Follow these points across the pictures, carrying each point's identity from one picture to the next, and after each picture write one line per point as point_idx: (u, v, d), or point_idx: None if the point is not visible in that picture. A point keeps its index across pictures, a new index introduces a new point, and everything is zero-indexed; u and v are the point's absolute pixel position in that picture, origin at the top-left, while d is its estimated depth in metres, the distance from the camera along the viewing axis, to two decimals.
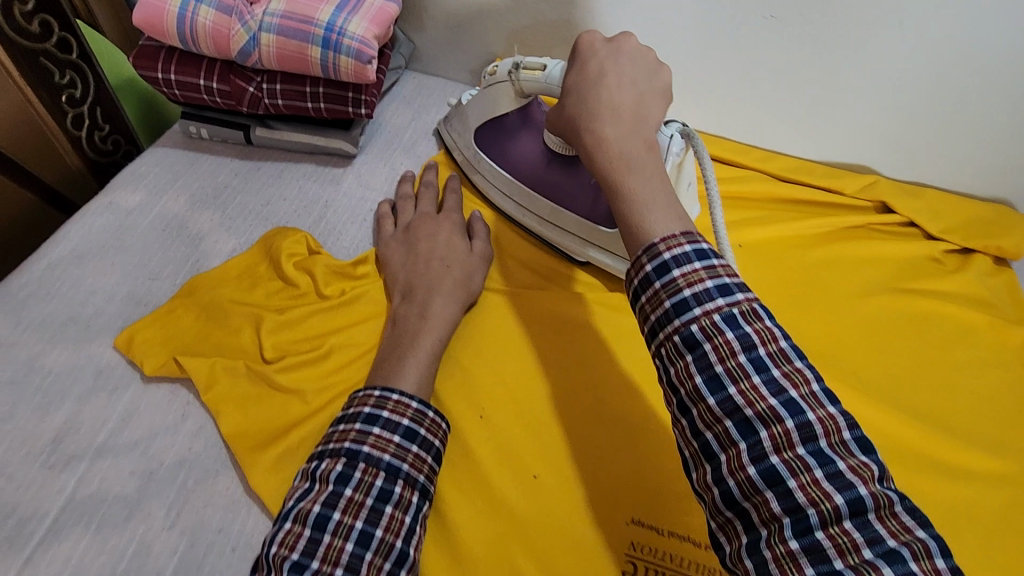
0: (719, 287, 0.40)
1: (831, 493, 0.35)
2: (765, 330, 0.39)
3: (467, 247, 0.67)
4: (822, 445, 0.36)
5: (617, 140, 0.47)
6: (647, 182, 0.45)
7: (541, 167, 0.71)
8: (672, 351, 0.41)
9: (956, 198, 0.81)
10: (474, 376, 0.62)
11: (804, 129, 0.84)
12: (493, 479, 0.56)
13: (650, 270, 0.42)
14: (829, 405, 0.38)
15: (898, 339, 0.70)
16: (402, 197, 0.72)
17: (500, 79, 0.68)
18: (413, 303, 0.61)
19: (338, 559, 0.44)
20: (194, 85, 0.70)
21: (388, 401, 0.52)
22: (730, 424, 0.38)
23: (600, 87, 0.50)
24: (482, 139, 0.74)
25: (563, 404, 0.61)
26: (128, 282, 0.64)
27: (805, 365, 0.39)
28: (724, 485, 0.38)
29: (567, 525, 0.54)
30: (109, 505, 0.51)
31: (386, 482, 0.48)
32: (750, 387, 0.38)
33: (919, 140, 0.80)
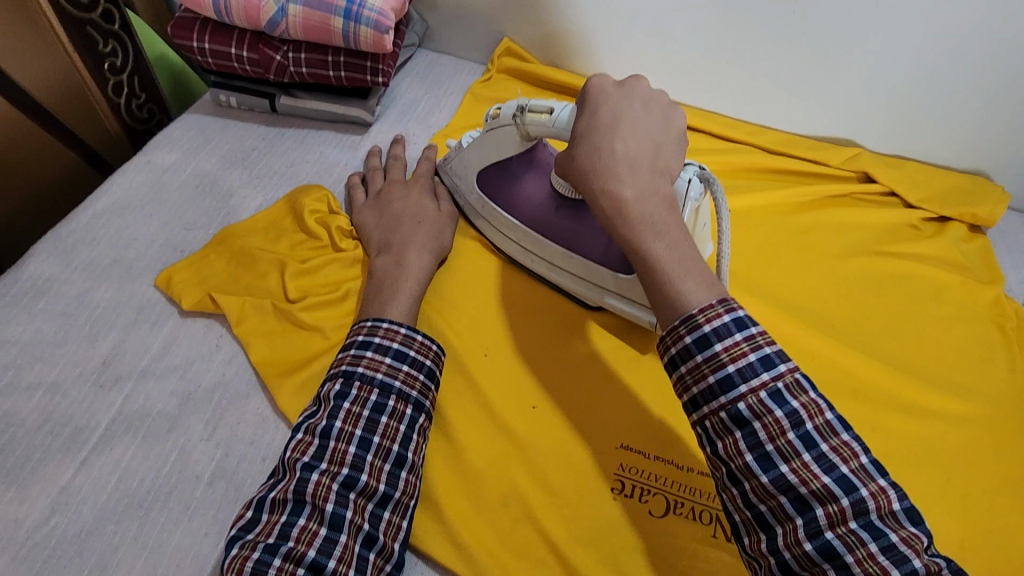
0: (761, 359, 0.46)
1: (887, 565, 0.41)
2: (810, 404, 0.45)
3: (436, 207, 0.72)
4: (873, 518, 0.43)
5: (637, 200, 0.50)
6: (669, 244, 0.49)
7: (551, 212, 0.68)
8: (720, 427, 0.47)
9: (935, 170, 0.86)
10: (479, 320, 0.67)
11: (792, 104, 0.89)
12: (496, 407, 0.61)
13: (690, 342, 0.47)
14: (877, 476, 0.44)
15: (877, 296, 0.75)
16: (372, 169, 0.77)
17: (505, 123, 0.65)
18: (389, 256, 0.66)
19: (343, 460, 0.50)
20: (225, 54, 0.76)
21: (379, 329, 0.57)
22: (785, 500, 0.44)
23: (619, 129, 0.53)
24: (486, 181, 0.71)
25: (562, 347, 0.66)
26: (165, 230, 0.70)
27: (851, 437, 0.45)
28: (781, 555, 0.44)
29: (563, 451, 0.59)
30: (154, 419, 0.57)
31: (380, 397, 0.53)
32: (801, 465, 0.44)
33: (900, 115, 0.85)
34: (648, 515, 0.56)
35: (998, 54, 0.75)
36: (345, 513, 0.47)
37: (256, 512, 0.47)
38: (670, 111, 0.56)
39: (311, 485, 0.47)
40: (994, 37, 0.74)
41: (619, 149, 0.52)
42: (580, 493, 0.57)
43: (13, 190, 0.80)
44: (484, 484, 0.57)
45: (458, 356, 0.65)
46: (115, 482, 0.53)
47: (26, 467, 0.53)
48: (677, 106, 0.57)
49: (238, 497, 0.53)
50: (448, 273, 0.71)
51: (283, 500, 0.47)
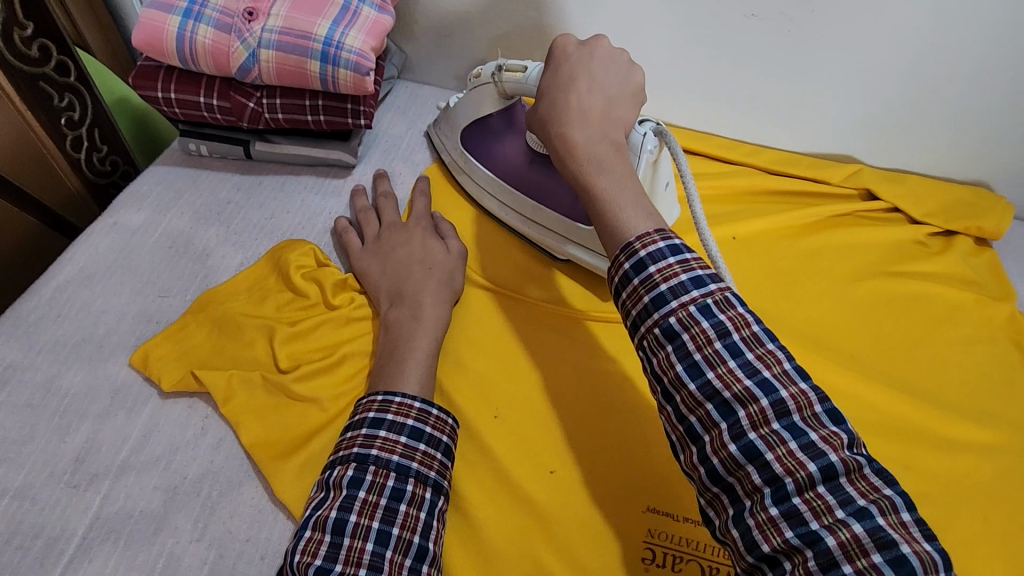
0: (693, 279, 0.43)
1: (804, 461, 0.39)
2: (738, 317, 0.43)
3: (444, 247, 0.68)
4: (795, 419, 0.40)
5: (584, 142, 0.52)
6: (618, 180, 0.50)
7: (524, 166, 0.73)
8: (654, 343, 0.44)
9: (935, 183, 0.84)
10: (485, 376, 0.63)
11: (787, 123, 0.87)
12: (512, 476, 0.57)
13: (629, 270, 0.45)
14: (799, 381, 0.41)
15: (896, 321, 0.73)
16: (364, 210, 0.73)
17: (484, 82, 0.71)
18: (403, 307, 0.62)
19: (360, 560, 0.45)
20: (194, 103, 0.71)
21: (391, 404, 0.53)
22: (711, 407, 0.41)
23: (574, 83, 0.55)
24: (468, 138, 0.77)
25: (576, 402, 0.62)
26: (138, 300, 0.64)
27: (777, 347, 0.42)
28: (709, 464, 0.42)
29: (589, 521, 0.55)
30: (137, 521, 0.51)
31: (398, 482, 0.49)
32: (726, 371, 0.41)
33: (897, 129, 0.83)
34: None
35: (994, 67, 0.74)
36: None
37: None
38: (627, 72, 0.57)
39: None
40: (991, 51, 0.72)
41: (572, 103, 0.54)
42: (609, 566, 0.53)
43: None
44: (507, 565, 0.52)
45: (466, 420, 0.60)
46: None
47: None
48: (636, 68, 0.58)
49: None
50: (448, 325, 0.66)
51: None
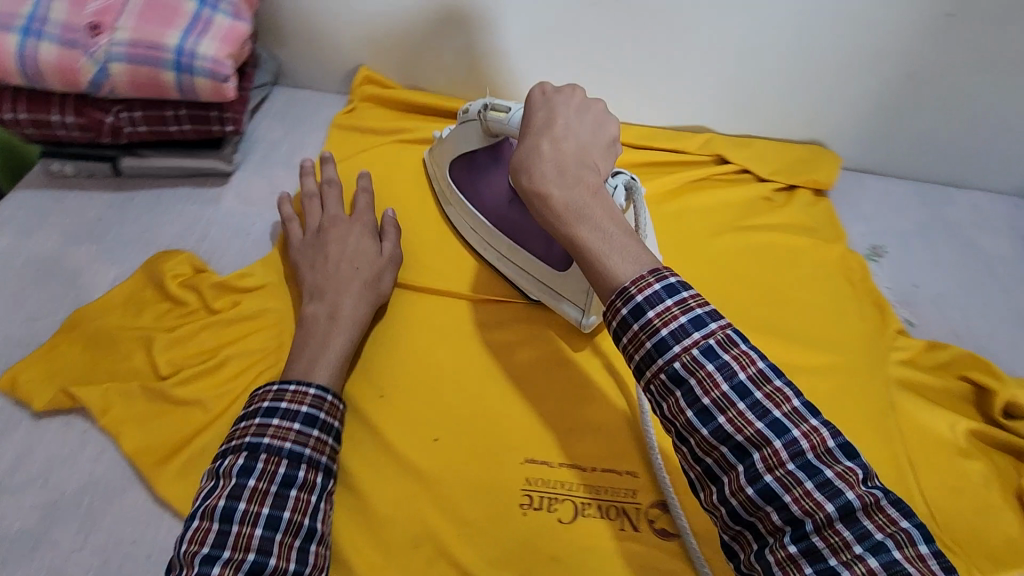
0: (693, 320, 0.45)
1: (822, 502, 0.41)
2: (742, 355, 0.45)
3: (377, 248, 0.70)
4: (809, 457, 0.42)
5: (564, 193, 0.52)
6: (601, 230, 0.50)
7: (505, 206, 0.72)
8: (662, 388, 0.46)
9: (777, 144, 0.94)
10: (371, 360, 0.66)
11: (644, 101, 0.93)
12: (397, 447, 0.60)
13: (626, 313, 0.46)
14: (810, 418, 0.43)
15: (749, 270, 0.81)
16: (308, 198, 0.73)
17: (471, 119, 0.71)
18: (322, 303, 0.64)
19: (249, 545, 0.47)
20: (46, 121, 0.70)
21: (286, 392, 0.55)
22: (725, 450, 0.44)
23: (551, 128, 0.56)
24: (455, 171, 0.77)
25: (458, 375, 0.66)
26: (3, 326, 0.63)
27: (784, 383, 0.44)
28: (729, 504, 0.44)
29: (470, 478, 0.59)
30: (13, 541, 0.51)
31: (290, 469, 0.51)
32: (736, 414, 0.43)
33: (739, 100, 0.91)
34: (558, 523, 0.57)
35: (805, 37, 0.83)
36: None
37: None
38: (603, 122, 0.59)
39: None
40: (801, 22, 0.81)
41: (548, 147, 0.55)
42: (489, 515, 0.57)
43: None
44: (392, 529, 0.56)
45: (353, 403, 0.63)
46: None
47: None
48: (611, 118, 0.59)
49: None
50: None
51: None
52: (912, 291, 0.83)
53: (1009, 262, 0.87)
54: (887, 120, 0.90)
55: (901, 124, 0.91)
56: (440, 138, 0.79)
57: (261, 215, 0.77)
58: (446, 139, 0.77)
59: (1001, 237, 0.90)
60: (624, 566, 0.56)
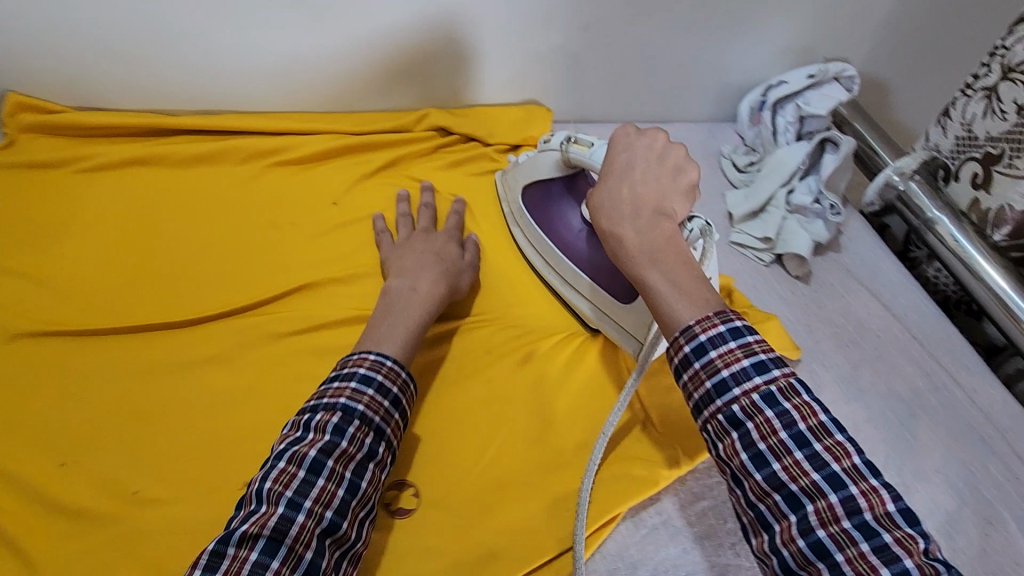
0: (755, 365, 0.49)
1: (876, 564, 0.41)
2: (803, 406, 0.48)
3: (460, 254, 0.76)
4: (866, 517, 0.43)
5: (640, 237, 0.60)
6: (663, 273, 0.57)
7: (578, 236, 0.76)
8: (719, 428, 0.50)
9: (494, 108, 0.97)
10: (47, 424, 0.57)
11: (353, 87, 0.90)
12: (84, 508, 0.53)
13: (688, 350, 0.51)
14: (871, 478, 0.44)
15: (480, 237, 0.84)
16: (401, 215, 0.79)
17: (551, 150, 0.78)
18: (404, 280, 0.68)
19: (329, 502, 0.50)
20: None
21: (383, 366, 0.58)
22: (778, 497, 0.46)
23: (630, 173, 0.64)
24: (529, 197, 0.82)
25: (160, 414, 0.59)
26: None
27: (845, 440, 0.46)
28: (781, 554, 0.46)
29: (176, 521, 0.53)
30: None
31: (374, 443, 0.55)
32: (793, 462, 0.46)
33: (447, 74, 0.92)
34: None
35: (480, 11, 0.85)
36: (320, 561, 0.48)
37: (221, 548, 0.45)
38: (680, 169, 0.65)
39: (296, 527, 0.48)
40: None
41: (628, 193, 0.63)
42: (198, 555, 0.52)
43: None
44: None
45: (20, 477, 0.54)
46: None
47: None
48: (689, 163, 0.66)
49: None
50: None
51: (255, 536, 0.46)
52: None
53: (705, 181, 1.00)
54: (584, 71, 0.97)
55: (597, 73, 0.98)
56: (517, 165, 0.85)
57: None
58: (521, 167, 0.84)
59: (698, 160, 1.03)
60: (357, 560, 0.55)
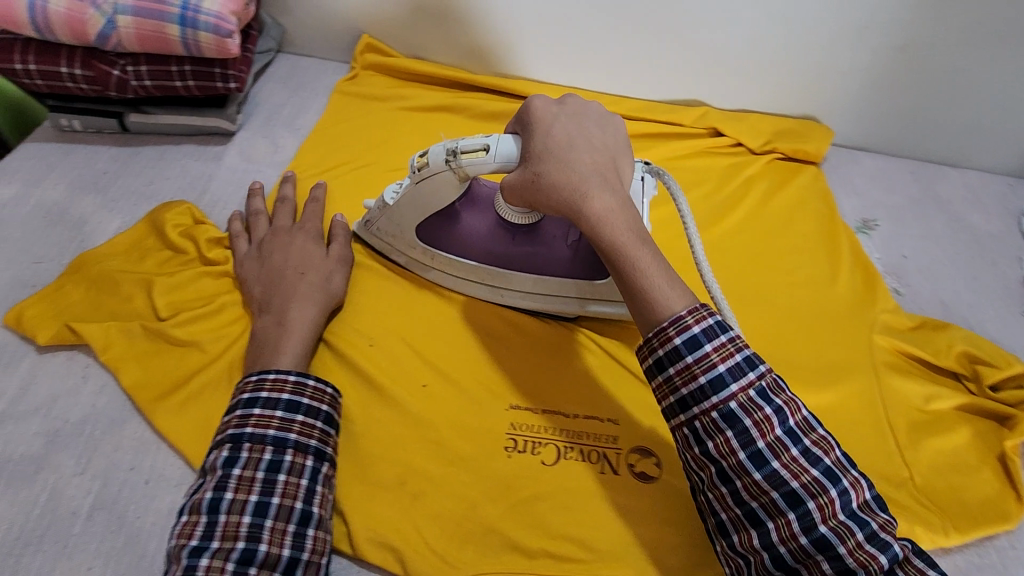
0: (746, 361, 0.50)
1: (875, 554, 0.46)
2: (789, 402, 0.50)
3: (323, 252, 0.67)
4: (855, 508, 0.48)
5: (622, 214, 0.54)
6: (649, 254, 0.53)
7: (507, 244, 0.66)
8: (711, 426, 0.49)
9: (771, 118, 0.94)
10: (365, 310, 0.68)
11: (636, 77, 0.94)
12: (388, 388, 0.61)
13: (681, 345, 0.50)
14: (852, 469, 0.49)
15: (736, 244, 0.82)
16: (255, 213, 0.71)
17: (437, 171, 0.61)
18: (270, 313, 0.61)
19: (238, 533, 0.46)
20: (55, 73, 0.72)
21: (265, 381, 0.53)
22: (776, 495, 0.48)
23: (577, 146, 0.57)
24: (429, 228, 0.67)
25: (450, 327, 0.67)
26: (13, 267, 0.66)
27: (822, 434, 0.50)
28: (775, 550, 0.48)
29: (459, 424, 0.60)
30: (15, 463, 0.53)
31: (275, 454, 0.50)
32: (790, 459, 0.48)
33: (737, 74, 0.91)
34: (541, 464, 0.58)
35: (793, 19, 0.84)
36: None
37: None
38: (613, 122, 0.61)
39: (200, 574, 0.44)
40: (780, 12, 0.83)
41: (588, 166, 0.56)
42: (476, 456, 0.58)
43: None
44: (376, 468, 0.57)
45: (340, 346, 0.64)
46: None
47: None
48: (612, 116, 0.62)
49: (121, 554, 0.50)
50: None
51: None
52: (901, 262, 0.83)
53: (998, 240, 0.88)
54: (881, 91, 0.90)
55: (895, 97, 0.91)
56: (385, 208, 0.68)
57: (263, 172, 0.80)
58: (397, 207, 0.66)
59: (993, 216, 0.91)
60: (597, 511, 0.56)
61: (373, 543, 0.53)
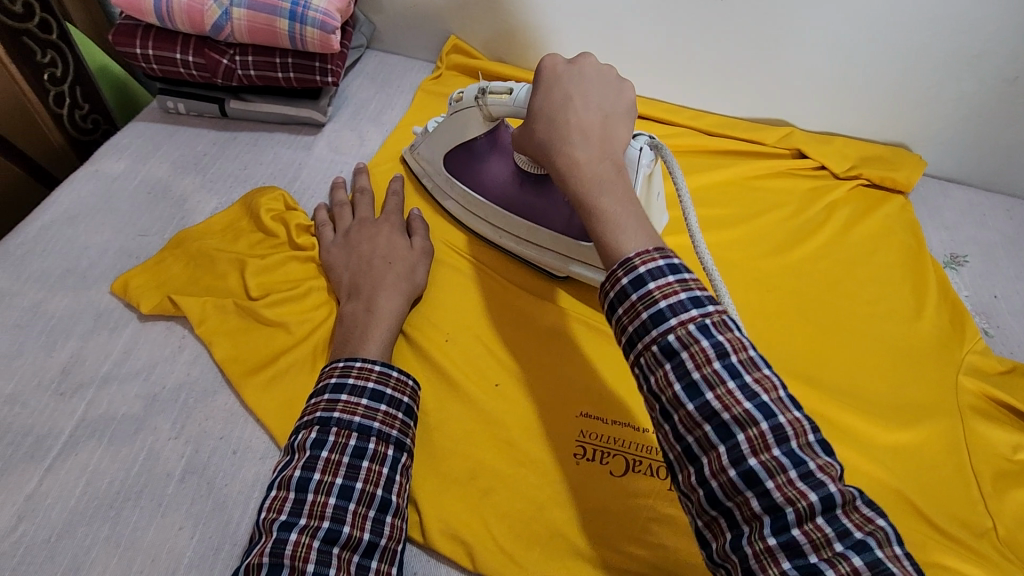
0: (692, 298, 0.41)
1: (805, 491, 0.37)
2: (735, 339, 0.41)
3: (408, 244, 0.69)
4: (794, 445, 0.38)
5: (592, 165, 0.50)
6: (612, 202, 0.47)
7: (514, 189, 0.72)
8: (651, 361, 0.42)
9: (857, 142, 0.92)
10: (441, 307, 0.69)
11: (720, 93, 0.93)
12: (463, 384, 0.63)
13: (626, 283, 0.42)
14: (795, 407, 0.40)
15: (815, 271, 0.79)
16: (339, 203, 0.73)
17: (466, 106, 0.68)
18: (358, 299, 0.62)
19: (323, 513, 0.47)
20: (170, 59, 0.77)
21: (352, 368, 0.55)
22: (709, 429, 0.39)
23: (571, 103, 0.54)
24: (452, 161, 0.75)
25: (523, 329, 0.68)
26: (119, 238, 0.70)
27: (771, 370, 0.41)
28: (708, 487, 0.40)
29: (529, 427, 0.61)
30: (117, 421, 0.57)
31: (360, 440, 0.51)
32: (725, 391, 0.40)
33: (826, 96, 0.89)
34: (610, 475, 0.58)
35: (892, 46, 0.81)
36: (329, 571, 0.45)
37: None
38: (619, 87, 0.57)
39: (290, 546, 0.45)
40: (880, 37, 0.81)
41: (573, 122, 0.53)
42: (546, 460, 0.59)
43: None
44: (449, 462, 0.58)
45: (418, 340, 0.66)
46: (74, 500, 0.52)
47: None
48: (625, 82, 0.58)
49: (210, 518, 0.52)
50: None
51: (257, 567, 0.44)
52: (991, 302, 0.80)
53: None
54: (983, 122, 0.86)
55: (1000, 129, 0.86)
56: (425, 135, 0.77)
57: (348, 164, 0.82)
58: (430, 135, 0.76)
59: None
60: (667, 530, 0.55)
61: (444, 535, 0.54)
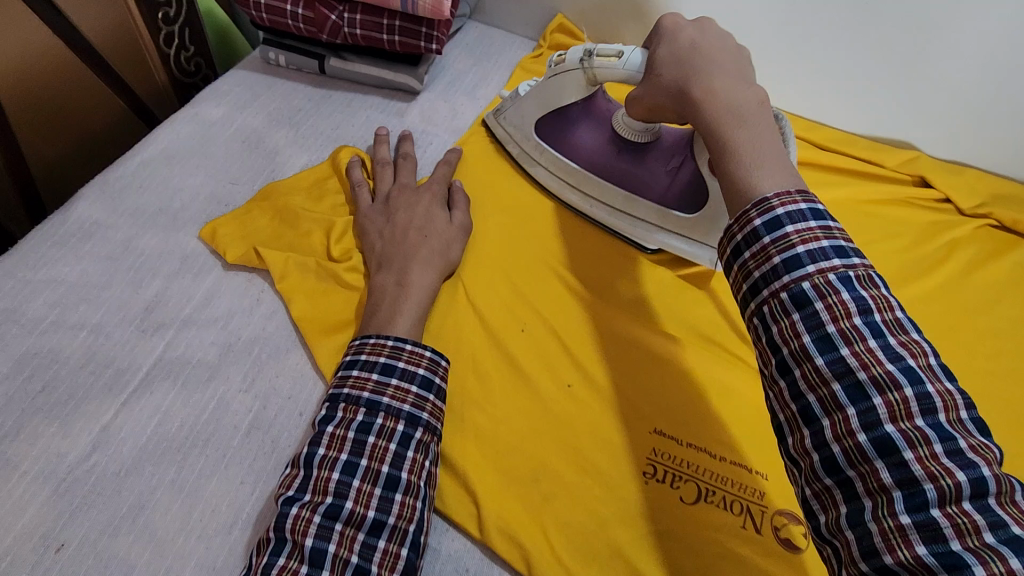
0: (835, 247, 0.38)
1: (953, 469, 0.32)
2: (881, 298, 0.37)
3: (447, 217, 0.66)
4: (942, 420, 0.33)
5: (735, 96, 0.47)
6: (762, 132, 0.44)
7: (610, 156, 0.71)
8: (777, 310, 0.38)
9: (991, 178, 0.82)
10: (520, 295, 0.66)
11: (840, 107, 0.86)
12: (535, 380, 0.60)
13: (759, 225, 0.39)
14: (947, 380, 0.35)
15: (930, 313, 0.72)
16: (382, 166, 0.71)
17: (571, 68, 0.66)
18: (390, 272, 0.60)
19: (327, 488, 0.47)
20: (280, 10, 0.76)
21: (365, 344, 0.54)
22: (838, 388, 0.35)
23: (699, 46, 0.52)
24: (547, 127, 0.74)
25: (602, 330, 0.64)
26: (211, 184, 0.70)
27: (921, 337, 0.36)
28: (827, 450, 0.35)
29: (601, 437, 0.57)
30: (193, 367, 0.57)
31: (367, 416, 0.50)
32: (865, 350, 0.35)
33: (963, 122, 0.81)
34: (680, 501, 0.54)
35: None
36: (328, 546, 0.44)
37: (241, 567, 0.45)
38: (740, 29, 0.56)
39: (290, 520, 0.45)
40: None
41: (703, 61, 0.51)
42: (614, 473, 0.56)
43: (41, 152, 0.78)
44: (515, 457, 0.56)
45: (494, 329, 0.63)
46: (145, 439, 0.53)
47: (29, 425, 0.52)
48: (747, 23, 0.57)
49: (271, 476, 0.52)
50: (483, 250, 0.69)
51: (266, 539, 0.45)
52: None
53: None
54: None
55: None
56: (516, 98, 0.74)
57: (440, 135, 0.80)
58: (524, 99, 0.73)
59: None
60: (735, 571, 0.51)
61: (500, 533, 0.52)
